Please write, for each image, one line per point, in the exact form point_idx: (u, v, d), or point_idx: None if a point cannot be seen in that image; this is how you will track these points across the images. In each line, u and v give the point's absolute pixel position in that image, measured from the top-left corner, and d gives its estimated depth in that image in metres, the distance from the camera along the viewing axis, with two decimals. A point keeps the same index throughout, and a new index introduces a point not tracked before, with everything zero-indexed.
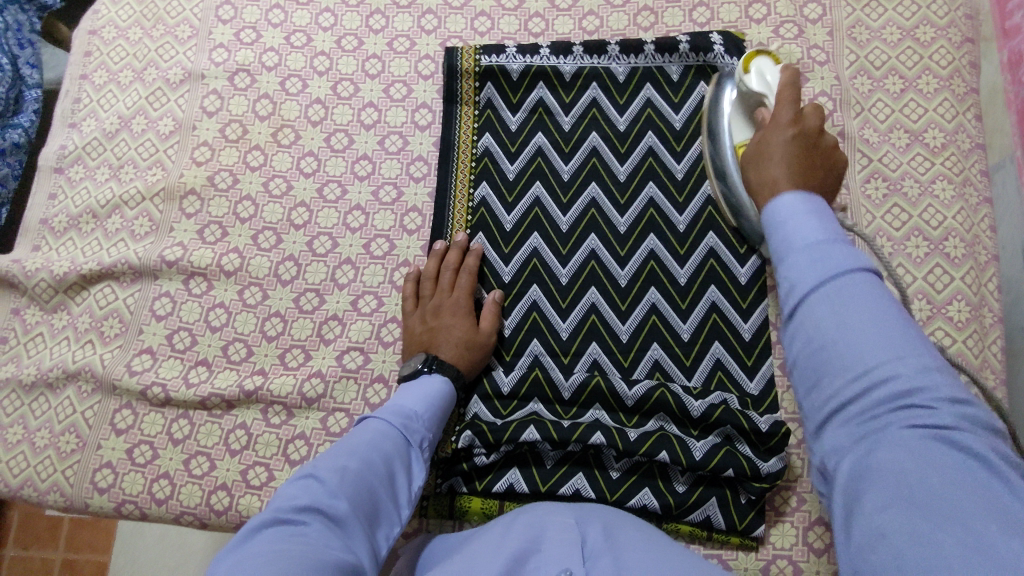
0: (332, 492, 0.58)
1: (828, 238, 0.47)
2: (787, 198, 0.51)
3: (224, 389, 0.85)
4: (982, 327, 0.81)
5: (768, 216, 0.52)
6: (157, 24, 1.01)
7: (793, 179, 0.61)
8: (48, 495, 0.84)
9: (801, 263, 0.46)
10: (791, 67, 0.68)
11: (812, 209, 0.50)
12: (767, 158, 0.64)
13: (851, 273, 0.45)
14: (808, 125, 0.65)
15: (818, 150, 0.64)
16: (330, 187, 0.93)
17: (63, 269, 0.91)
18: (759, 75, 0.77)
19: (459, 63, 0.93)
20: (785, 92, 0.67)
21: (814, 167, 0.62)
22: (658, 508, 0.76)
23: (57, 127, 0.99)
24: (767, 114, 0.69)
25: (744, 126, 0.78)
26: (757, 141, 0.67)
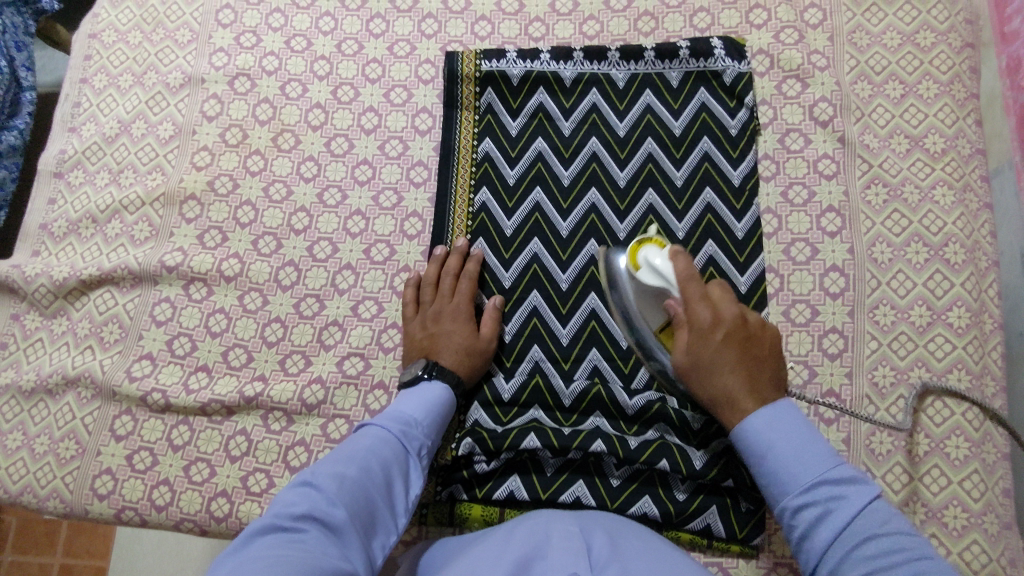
0: (330, 499, 0.58)
1: (829, 475, 0.61)
2: (757, 420, 0.66)
3: (225, 395, 0.85)
4: (982, 334, 0.81)
5: (741, 436, 0.67)
6: (157, 28, 1.01)
7: (747, 389, 0.68)
8: (48, 502, 0.84)
9: (810, 510, 0.60)
10: (691, 270, 0.72)
11: (794, 428, 0.64)
12: (712, 370, 0.69)
13: (869, 502, 0.58)
14: (729, 318, 0.71)
15: (751, 333, 0.71)
16: (330, 192, 0.92)
17: (63, 274, 0.91)
18: (654, 270, 0.74)
19: (460, 68, 0.93)
20: (689, 291, 0.71)
21: (759, 374, 0.69)
22: (658, 516, 0.76)
23: (57, 131, 0.99)
24: (682, 334, 0.72)
25: (654, 310, 0.75)
26: (685, 360, 0.71)
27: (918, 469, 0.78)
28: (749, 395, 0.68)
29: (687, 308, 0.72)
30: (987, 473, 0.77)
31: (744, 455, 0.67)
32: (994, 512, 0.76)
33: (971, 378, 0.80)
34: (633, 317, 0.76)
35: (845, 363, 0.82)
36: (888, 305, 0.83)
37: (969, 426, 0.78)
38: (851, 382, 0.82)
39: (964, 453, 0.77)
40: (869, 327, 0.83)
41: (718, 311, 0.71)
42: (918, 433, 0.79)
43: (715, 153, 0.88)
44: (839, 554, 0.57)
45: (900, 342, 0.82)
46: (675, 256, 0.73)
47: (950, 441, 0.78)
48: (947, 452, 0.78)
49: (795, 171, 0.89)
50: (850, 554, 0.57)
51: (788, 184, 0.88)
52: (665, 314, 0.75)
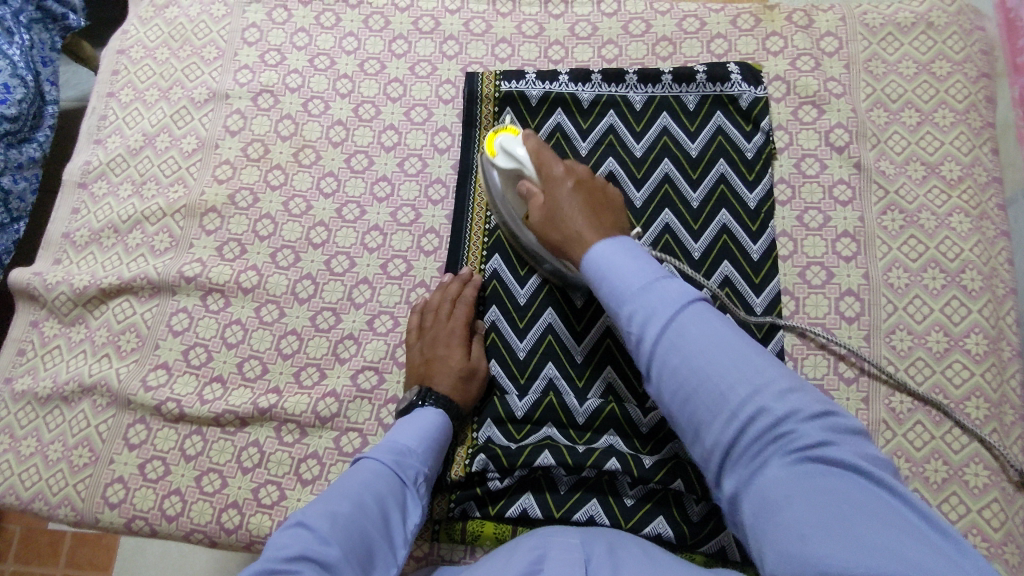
0: (324, 538, 0.60)
1: (654, 276, 0.60)
2: (604, 251, 0.64)
3: (239, 406, 0.85)
4: (1000, 361, 0.81)
5: (591, 269, 0.65)
6: (184, 45, 1.03)
7: (591, 226, 0.70)
8: (59, 509, 0.84)
9: (640, 314, 0.59)
10: (542, 144, 0.78)
11: (625, 249, 0.64)
12: (560, 219, 0.72)
13: (686, 301, 0.58)
14: (581, 173, 0.76)
15: (597, 188, 0.75)
16: (349, 208, 0.93)
17: (83, 283, 0.92)
18: (506, 156, 0.79)
19: (479, 89, 0.95)
20: (543, 155, 0.77)
21: (605, 221, 0.71)
22: (673, 537, 0.75)
23: (83, 143, 1.01)
24: (541, 194, 0.76)
25: (518, 198, 0.82)
26: (543, 216, 0.75)
27: (937, 497, 0.77)
28: (591, 230, 0.69)
29: (540, 170, 0.77)
30: (1007, 502, 0.76)
31: (589, 277, 0.66)
32: (1014, 541, 0.75)
33: (990, 405, 0.79)
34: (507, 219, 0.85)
35: (861, 388, 0.82)
36: (905, 330, 0.83)
37: (986, 454, 0.77)
38: (867, 407, 0.81)
39: (983, 481, 0.76)
40: (886, 352, 0.82)
41: (570, 167, 0.76)
42: (936, 459, 0.78)
43: (732, 175, 0.89)
44: (702, 381, 0.55)
45: (917, 368, 0.81)
46: (532, 147, 0.78)
47: (968, 469, 0.77)
48: (966, 479, 0.77)
49: (811, 196, 0.89)
50: (710, 367, 0.55)
51: (804, 209, 0.89)
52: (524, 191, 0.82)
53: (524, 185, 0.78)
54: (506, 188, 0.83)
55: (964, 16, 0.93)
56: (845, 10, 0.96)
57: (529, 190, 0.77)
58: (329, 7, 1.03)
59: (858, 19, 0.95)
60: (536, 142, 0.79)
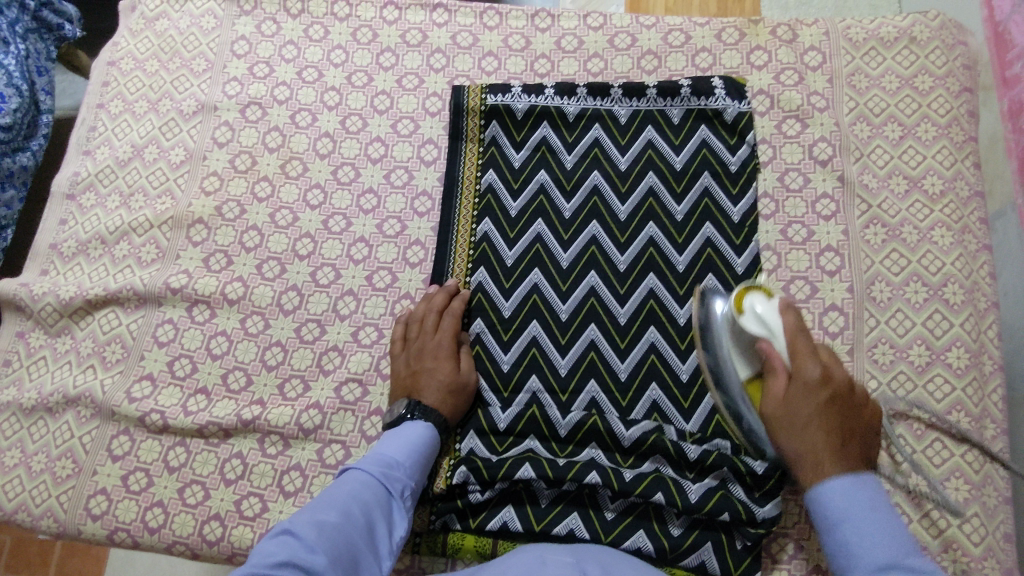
0: (310, 546, 0.58)
1: (892, 555, 0.59)
2: (838, 486, 0.64)
3: (222, 418, 0.85)
4: (982, 375, 0.81)
5: (815, 498, 0.66)
6: (174, 57, 1.04)
7: (832, 448, 0.67)
8: (41, 520, 0.84)
9: (856, 563, 0.61)
10: (799, 323, 0.72)
11: (867, 505, 0.62)
12: (801, 427, 0.69)
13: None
14: (835, 378, 0.70)
15: (848, 400, 0.70)
16: (335, 220, 0.94)
17: (69, 293, 0.92)
18: (756, 317, 0.73)
19: (466, 102, 0.95)
20: (798, 343, 0.71)
21: (846, 445, 0.68)
22: (653, 551, 0.75)
23: (72, 154, 1.01)
24: (780, 384, 0.71)
25: (745, 359, 0.74)
26: (774, 412, 0.71)
27: (916, 510, 0.77)
28: (829, 452, 0.67)
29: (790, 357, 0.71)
30: (988, 516, 0.76)
31: (815, 505, 0.66)
32: (995, 557, 0.75)
33: (971, 419, 0.79)
34: (727, 379, 0.75)
35: None
36: (887, 344, 0.83)
37: (968, 469, 0.77)
38: None
39: (963, 495, 0.77)
40: (868, 366, 0.83)
41: (824, 368, 0.70)
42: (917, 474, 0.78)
43: (715, 189, 0.89)
44: None
45: (898, 382, 0.82)
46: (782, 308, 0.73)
47: (949, 482, 0.77)
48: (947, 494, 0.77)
49: (794, 210, 0.90)
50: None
51: (787, 222, 0.89)
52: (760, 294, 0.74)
53: (767, 355, 0.72)
54: (731, 334, 0.75)
55: (946, 31, 0.94)
56: (828, 25, 0.97)
57: (770, 365, 0.72)
58: (318, 20, 1.04)
59: (842, 33, 0.96)
60: (795, 320, 0.72)
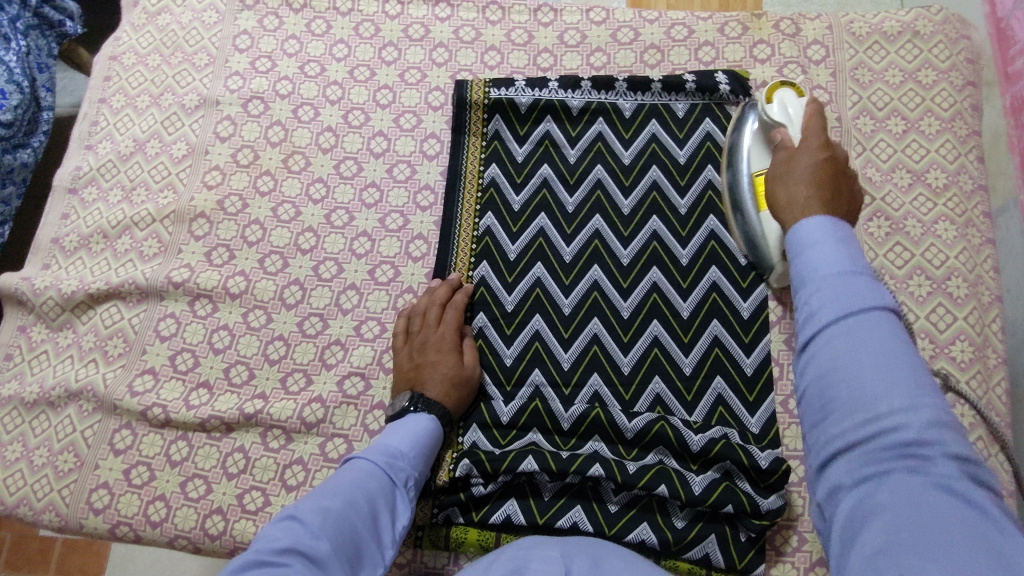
0: (314, 532, 0.58)
1: (882, 314, 0.44)
2: (814, 224, 0.50)
3: (224, 412, 0.85)
4: (986, 368, 0.81)
5: (790, 239, 0.52)
6: (176, 51, 1.04)
7: (822, 198, 0.57)
8: (43, 515, 0.84)
9: (809, 330, 0.46)
10: (819, 108, 0.65)
11: (837, 237, 0.49)
12: (793, 177, 0.60)
13: (915, 404, 0.41)
14: (838, 153, 0.62)
15: (845, 180, 0.60)
16: (337, 214, 0.94)
17: (71, 288, 0.92)
18: (780, 107, 0.79)
19: (468, 95, 0.95)
20: (811, 125, 0.64)
21: (837, 203, 0.58)
22: (656, 543, 0.75)
23: (74, 149, 1.01)
24: (784, 155, 0.64)
25: (763, 155, 0.81)
26: (778, 167, 0.63)
27: None
28: (816, 200, 0.57)
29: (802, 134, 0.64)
30: None
31: (787, 252, 0.52)
32: None
33: (975, 413, 0.79)
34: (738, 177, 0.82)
35: None
36: None
37: None
38: None
39: None
40: None
41: (830, 141, 0.63)
42: None
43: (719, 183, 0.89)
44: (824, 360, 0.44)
45: None
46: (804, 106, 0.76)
47: None
48: None
49: None
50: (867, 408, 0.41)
51: None
52: (767, 160, 0.81)
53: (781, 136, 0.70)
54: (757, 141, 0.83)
55: (949, 25, 0.94)
56: (831, 19, 0.97)
57: (781, 144, 0.68)
58: (320, 15, 1.04)
59: (845, 27, 0.96)
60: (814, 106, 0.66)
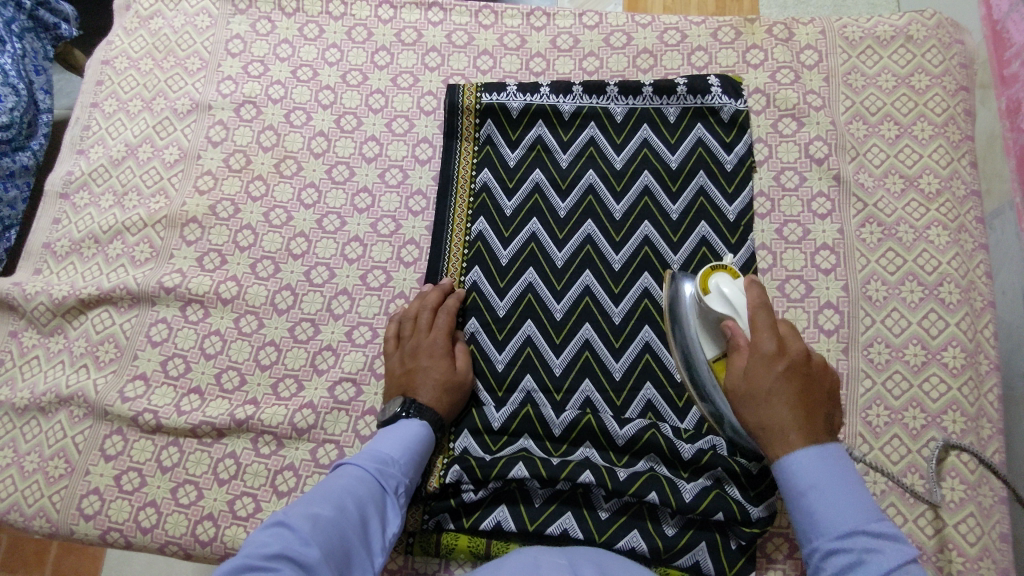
0: (305, 539, 0.58)
1: (862, 524, 0.58)
2: (803, 458, 0.63)
3: (216, 418, 0.85)
4: (978, 374, 0.81)
5: (784, 470, 0.64)
6: (168, 56, 1.04)
7: (801, 422, 0.64)
8: (34, 521, 0.84)
9: (838, 555, 0.57)
10: (763, 299, 0.70)
11: (833, 472, 0.61)
12: (767, 399, 0.66)
13: (903, 561, 0.55)
14: (793, 350, 0.68)
15: (811, 373, 0.67)
16: (329, 219, 0.94)
17: (62, 293, 0.92)
18: (721, 297, 0.73)
19: (460, 101, 0.94)
20: (760, 318, 0.69)
21: (813, 414, 0.65)
22: (647, 551, 0.74)
23: (67, 153, 1.01)
24: (744, 356, 0.70)
25: (713, 338, 0.74)
26: (744, 387, 0.68)
27: (912, 510, 0.77)
28: (800, 429, 0.64)
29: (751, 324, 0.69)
30: (984, 517, 0.76)
31: (779, 485, 0.64)
32: (991, 557, 0.74)
33: (967, 419, 0.79)
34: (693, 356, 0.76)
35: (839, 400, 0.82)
36: (883, 343, 0.83)
37: (964, 469, 0.77)
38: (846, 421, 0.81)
39: (959, 496, 0.76)
40: (864, 365, 0.82)
41: (782, 339, 0.68)
42: (913, 473, 0.78)
43: (711, 188, 0.89)
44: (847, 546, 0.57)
45: (894, 381, 0.81)
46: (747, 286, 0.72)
47: (944, 483, 0.77)
48: (942, 494, 0.77)
49: (790, 209, 0.89)
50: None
51: (783, 222, 0.89)
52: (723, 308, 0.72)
53: (731, 331, 0.72)
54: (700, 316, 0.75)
55: (943, 29, 0.93)
56: (825, 23, 0.97)
57: (735, 342, 0.71)
58: (313, 19, 1.04)
59: (838, 32, 0.96)
60: (759, 296, 0.71)
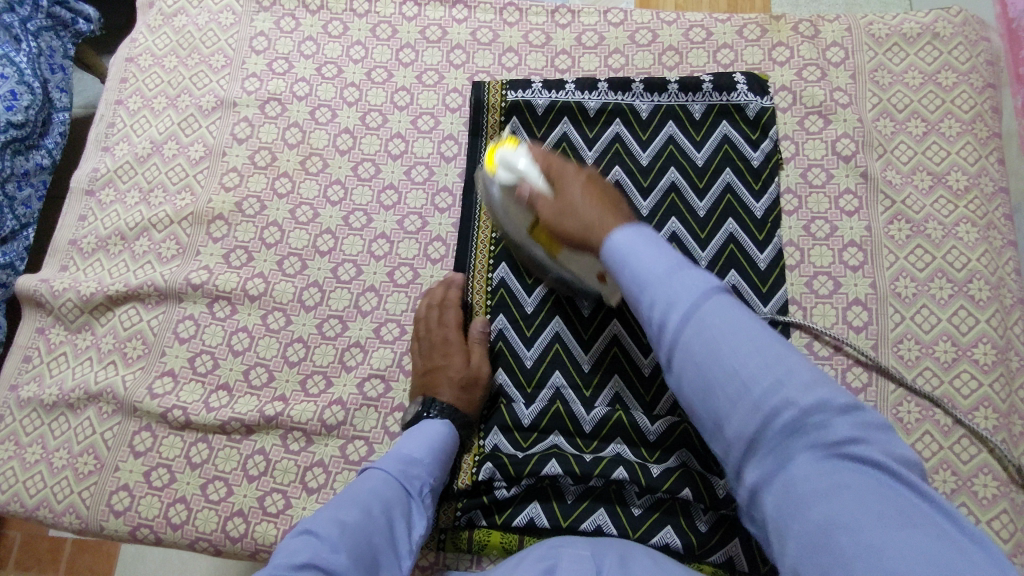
0: (333, 545, 0.59)
1: (673, 266, 0.54)
2: (624, 238, 0.58)
3: (245, 414, 0.85)
4: (1008, 371, 0.81)
5: (612, 256, 0.58)
6: (192, 53, 1.04)
7: (605, 217, 0.64)
8: (63, 517, 0.84)
9: (660, 307, 0.53)
10: (549, 153, 0.73)
11: (643, 240, 0.57)
12: (572, 209, 0.67)
13: (717, 299, 0.51)
14: (591, 170, 0.71)
15: (604, 186, 0.69)
16: (356, 216, 0.94)
17: (90, 289, 0.92)
18: (511, 168, 0.74)
19: (486, 98, 0.95)
20: (558, 166, 0.71)
21: (618, 209, 0.66)
22: (681, 547, 0.74)
23: (92, 150, 1.01)
24: (548, 201, 0.70)
25: (519, 207, 0.76)
26: (552, 211, 0.69)
27: None
28: (612, 220, 0.63)
29: (555, 186, 0.70)
30: (1017, 513, 0.76)
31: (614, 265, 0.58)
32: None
33: (998, 416, 0.79)
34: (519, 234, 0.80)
35: (869, 398, 0.81)
36: (912, 340, 0.83)
37: (996, 465, 0.77)
38: None
39: (992, 492, 0.76)
40: (893, 361, 0.82)
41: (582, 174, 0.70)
42: (945, 470, 0.78)
43: (738, 184, 0.89)
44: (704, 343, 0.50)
45: (925, 377, 0.81)
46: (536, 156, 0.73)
47: (978, 479, 0.77)
48: (975, 490, 0.77)
49: (817, 206, 0.89)
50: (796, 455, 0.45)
51: (811, 218, 0.89)
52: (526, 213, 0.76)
53: (529, 189, 0.72)
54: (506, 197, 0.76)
55: (969, 27, 0.93)
56: (850, 21, 0.97)
57: (534, 196, 0.71)
58: (337, 17, 1.04)
59: (864, 29, 0.96)
60: (541, 151, 0.74)
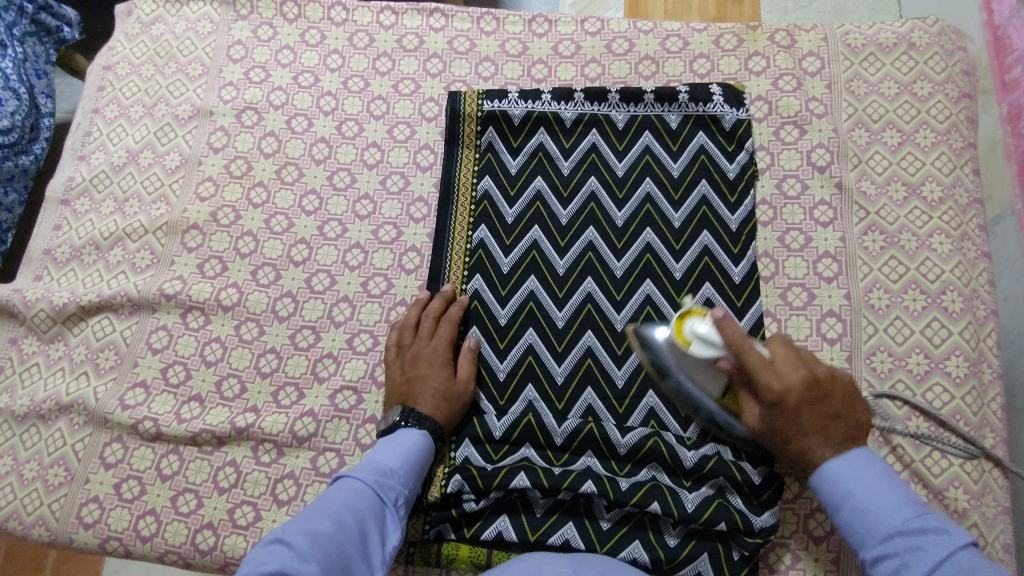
0: (303, 555, 0.57)
1: (913, 522, 0.61)
2: (835, 467, 0.66)
3: (215, 426, 0.84)
4: (980, 384, 0.81)
5: (821, 481, 0.67)
6: (169, 61, 1.04)
7: (832, 446, 0.68)
8: (33, 529, 0.83)
9: (891, 556, 0.62)
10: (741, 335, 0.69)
11: (878, 475, 0.65)
12: (801, 434, 0.68)
13: (953, 549, 0.59)
14: (799, 381, 0.68)
15: (823, 377, 0.69)
16: (331, 226, 0.93)
17: (63, 299, 0.92)
18: (700, 343, 0.72)
19: (462, 107, 0.94)
20: (749, 353, 0.69)
21: (834, 425, 0.68)
22: (648, 561, 0.74)
23: (68, 159, 1.01)
24: (762, 404, 0.71)
25: (709, 378, 0.74)
26: (767, 422, 0.70)
27: None
28: (827, 447, 0.68)
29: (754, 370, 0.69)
30: (988, 526, 0.76)
31: (822, 495, 0.67)
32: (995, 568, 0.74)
33: (970, 429, 0.79)
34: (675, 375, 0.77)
35: None
36: (885, 352, 0.83)
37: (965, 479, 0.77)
38: None
39: (963, 505, 0.76)
40: (866, 373, 0.82)
41: (799, 374, 0.68)
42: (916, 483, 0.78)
43: (714, 196, 0.88)
44: (883, 564, 0.62)
45: (897, 390, 0.81)
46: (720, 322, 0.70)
47: (949, 492, 0.77)
48: (946, 503, 0.77)
49: (792, 217, 0.89)
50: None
51: (785, 230, 0.89)
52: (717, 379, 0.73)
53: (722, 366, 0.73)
54: (679, 358, 0.76)
55: (946, 37, 0.93)
56: (827, 30, 0.97)
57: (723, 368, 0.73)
58: (315, 25, 1.04)
59: (840, 39, 0.96)
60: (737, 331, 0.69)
